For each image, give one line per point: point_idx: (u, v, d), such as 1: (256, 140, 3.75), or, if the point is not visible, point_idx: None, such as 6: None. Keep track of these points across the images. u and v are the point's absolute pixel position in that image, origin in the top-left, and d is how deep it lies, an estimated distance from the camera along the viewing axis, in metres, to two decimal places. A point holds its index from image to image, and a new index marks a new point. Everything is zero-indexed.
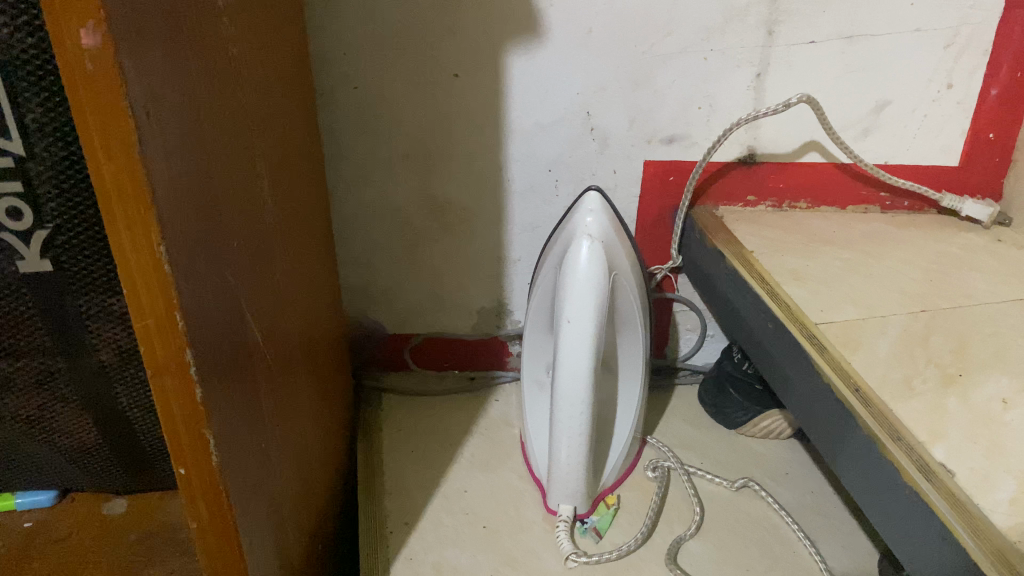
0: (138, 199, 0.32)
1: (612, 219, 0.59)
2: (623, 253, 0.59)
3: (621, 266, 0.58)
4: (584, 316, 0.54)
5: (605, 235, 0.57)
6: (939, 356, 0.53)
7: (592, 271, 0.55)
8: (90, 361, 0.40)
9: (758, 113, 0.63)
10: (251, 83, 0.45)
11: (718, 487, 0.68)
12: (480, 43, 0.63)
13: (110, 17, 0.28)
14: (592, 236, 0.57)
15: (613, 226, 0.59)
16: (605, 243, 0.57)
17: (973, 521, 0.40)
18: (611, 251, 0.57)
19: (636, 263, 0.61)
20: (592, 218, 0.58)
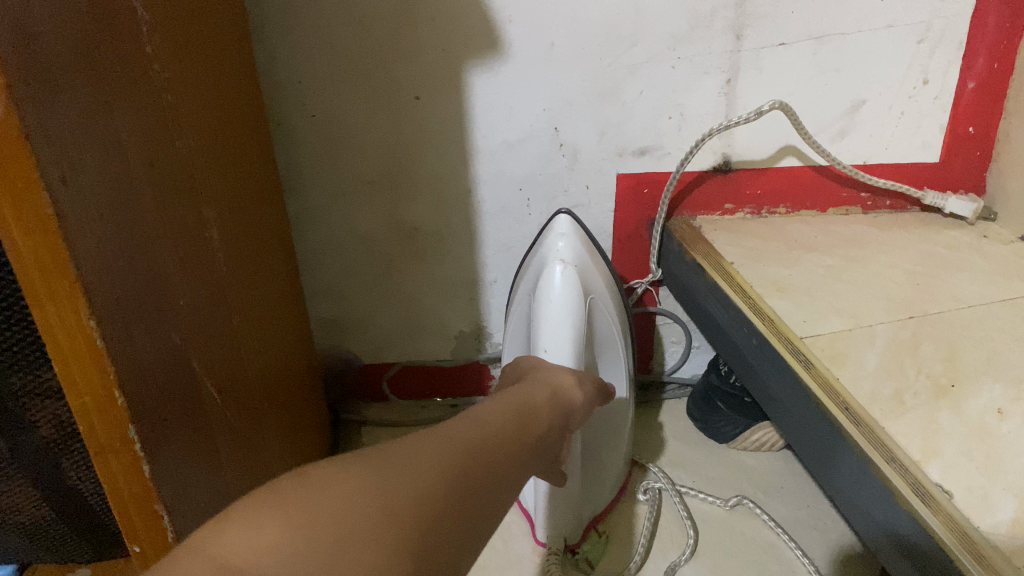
0: (60, 273, 0.29)
1: (585, 241, 0.57)
2: (598, 274, 0.56)
3: (596, 288, 0.56)
4: (562, 345, 0.52)
5: (577, 257, 0.55)
6: (930, 366, 0.51)
7: (567, 297, 0.53)
8: (31, 439, 0.37)
9: (731, 122, 0.61)
10: (192, 126, 0.42)
11: (711, 505, 0.66)
12: (440, 63, 0.61)
13: (11, 82, 0.26)
14: (565, 261, 0.54)
15: (586, 248, 0.57)
16: (578, 267, 0.55)
17: (974, 546, 0.37)
18: (585, 273, 0.55)
19: (612, 283, 0.59)
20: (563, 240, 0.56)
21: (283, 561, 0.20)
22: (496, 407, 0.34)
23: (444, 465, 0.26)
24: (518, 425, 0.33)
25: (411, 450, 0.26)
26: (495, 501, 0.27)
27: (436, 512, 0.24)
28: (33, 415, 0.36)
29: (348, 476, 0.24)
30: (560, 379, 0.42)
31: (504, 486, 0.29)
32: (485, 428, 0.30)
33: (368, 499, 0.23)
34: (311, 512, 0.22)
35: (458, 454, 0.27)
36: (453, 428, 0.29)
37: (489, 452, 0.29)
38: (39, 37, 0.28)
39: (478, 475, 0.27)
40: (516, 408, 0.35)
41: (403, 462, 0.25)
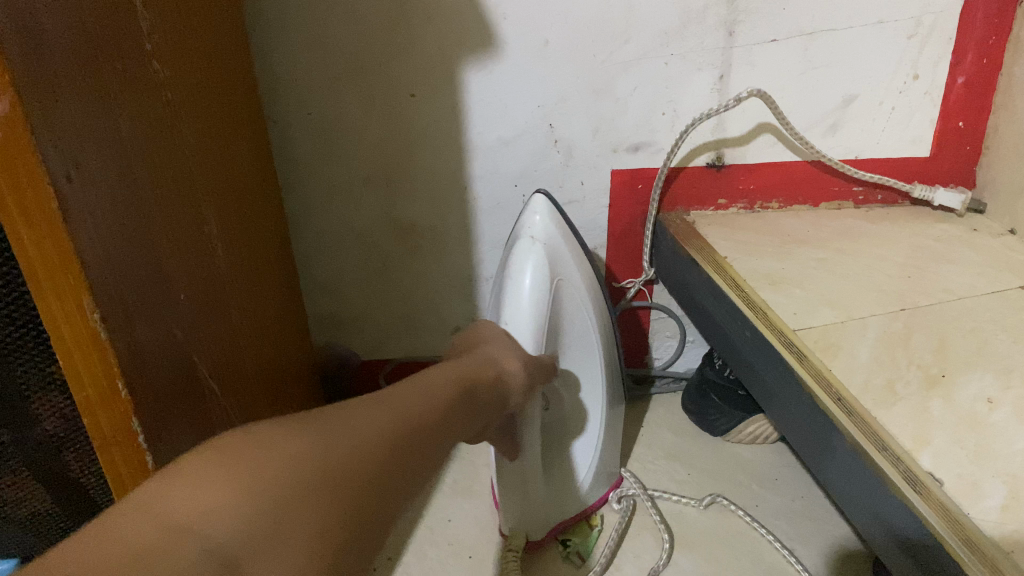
0: (65, 267, 0.30)
1: (558, 221, 0.57)
2: (571, 255, 0.56)
3: (565, 269, 0.55)
4: (523, 318, 0.52)
5: (547, 237, 0.55)
6: (921, 357, 0.51)
7: (534, 272, 0.53)
8: (35, 433, 0.37)
9: (714, 111, 0.62)
10: (190, 123, 0.43)
11: (685, 506, 0.66)
12: (435, 61, 0.62)
13: (16, 80, 0.26)
14: (535, 238, 0.54)
15: (561, 228, 0.56)
16: (548, 245, 0.54)
17: (964, 532, 0.38)
18: (554, 253, 0.55)
19: (586, 265, 0.58)
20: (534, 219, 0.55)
21: (236, 515, 0.22)
22: (437, 380, 0.36)
23: (382, 431, 0.28)
24: (462, 398, 0.36)
25: (352, 415, 0.28)
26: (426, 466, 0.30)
27: (372, 476, 0.27)
28: (36, 408, 0.36)
29: (290, 439, 0.26)
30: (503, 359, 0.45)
31: (433, 453, 0.31)
32: (422, 399, 0.33)
33: (312, 462, 0.25)
34: (258, 470, 0.24)
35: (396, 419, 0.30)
36: (393, 396, 0.31)
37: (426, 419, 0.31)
38: (43, 35, 0.28)
39: (413, 441, 0.30)
40: (454, 383, 0.37)
41: (343, 427, 0.27)
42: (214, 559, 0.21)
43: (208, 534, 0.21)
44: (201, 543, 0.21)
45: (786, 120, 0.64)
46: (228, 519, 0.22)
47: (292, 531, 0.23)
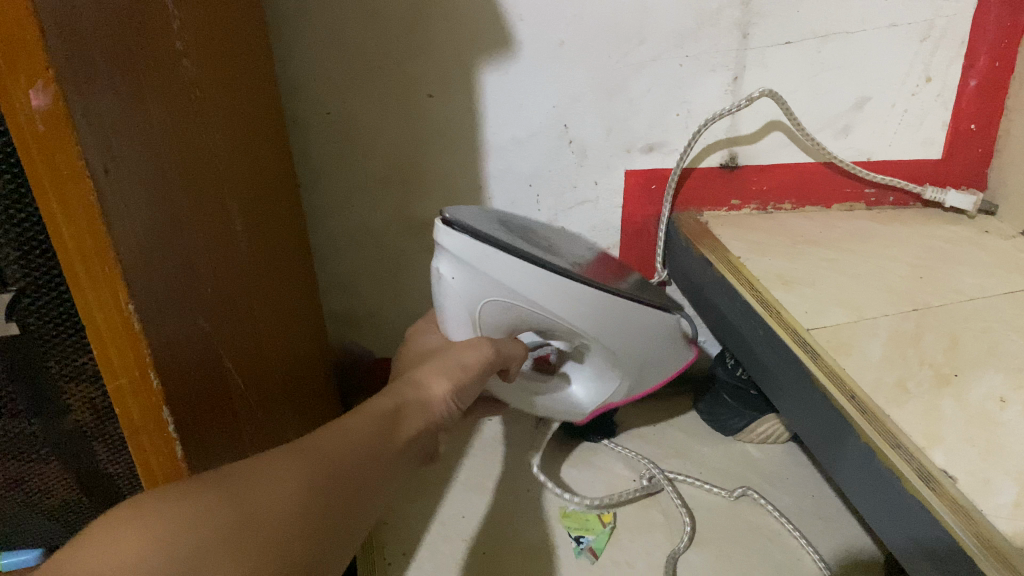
0: (101, 258, 0.30)
1: (476, 250, 0.45)
2: (510, 286, 0.46)
3: (497, 293, 0.47)
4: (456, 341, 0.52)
5: (463, 272, 0.46)
6: (932, 356, 0.52)
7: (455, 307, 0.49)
8: (66, 421, 0.38)
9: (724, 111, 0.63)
10: (216, 120, 0.44)
11: (714, 495, 0.67)
12: (452, 61, 0.62)
13: (60, 74, 0.27)
14: (448, 270, 0.47)
15: (479, 262, 0.45)
16: (463, 280, 0.47)
17: (977, 528, 0.39)
18: (469, 276, 0.46)
19: (542, 279, 0.46)
20: (442, 243, 0.45)
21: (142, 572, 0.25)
22: (349, 426, 0.36)
23: (298, 488, 0.31)
24: (387, 429, 0.38)
25: (270, 471, 0.31)
26: (342, 527, 0.32)
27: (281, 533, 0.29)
28: (68, 399, 0.37)
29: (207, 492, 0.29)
30: (430, 376, 0.44)
31: (357, 494, 0.34)
32: (347, 441, 0.35)
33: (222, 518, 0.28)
34: (163, 531, 0.26)
35: (311, 474, 0.32)
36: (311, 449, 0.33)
37: (342, 477, 0.33)
38: (85, 31, 0.29)
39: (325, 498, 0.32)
40: (374, 425, 0.37)
41: (257, 486, 0.30)
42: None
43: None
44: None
45: (796, 120, 0.64)
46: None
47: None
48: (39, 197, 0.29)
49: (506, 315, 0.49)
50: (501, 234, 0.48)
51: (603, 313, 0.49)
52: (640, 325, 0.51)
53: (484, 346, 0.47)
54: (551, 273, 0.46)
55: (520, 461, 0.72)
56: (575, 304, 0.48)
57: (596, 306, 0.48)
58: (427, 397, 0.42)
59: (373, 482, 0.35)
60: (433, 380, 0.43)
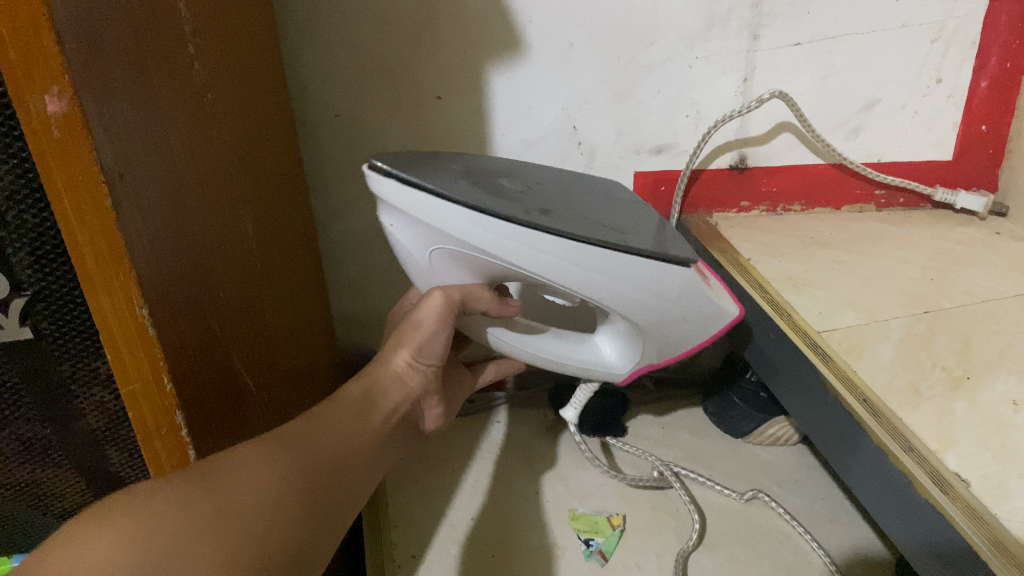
0: (116, 263, 0.30)
1: (406, 195, 0.42)
2: (445, 236, 0.43)
3: (440, 241, 0.44)
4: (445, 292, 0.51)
5: (409, 221, 0.44)
6: (944, 358, 0.52)
7: (420, 259, 0.47)
8: (79, 425, 0.38)
9: (733, 113, 0.63)
10: (227, 123, 0.44)
11: (728, 498, 0.66)
12: (461, 63, 0.62)
13: (75, 80, 0.27)
14: (395, 217, 0.45)
15: (409, 210, 0.43)
16: (408, 228, 0.44)
17: (992, 532, 0.39)
18: (414, 224, 0.44)
19: (481, 225, 0.41)
20: (380, 193, 0.43)
21: (130, 561, 0.26)
22: (328, 412, 0.39)
23: (275, 483, 0.32)
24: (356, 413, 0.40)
25: (252, 464, 0.32)
26: (320, 522, 0.33)
27: (265, 524, 0.30)
28: (80, 402, 0.37)
29: (188, 491, 0.29)
30: (390, 349, 0.45)
31: (331, 491, 0.35)
32: (316, 436, 0.36)
33: (204, 510, 0.29)
34: (146, 521, 0.27)
35: (293, 466, 0.33)
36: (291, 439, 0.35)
37: (316, 471, 0.34)
38: (98, 34, 0.29)
39: (306, 485, 0.33)
40: (341, 416, 0.39)
41: (239, 477, 0.31)
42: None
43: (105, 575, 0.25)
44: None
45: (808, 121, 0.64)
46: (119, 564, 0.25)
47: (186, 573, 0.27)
48: (54, 202, 0.29)
49: (464, 261, 0.46)
50: (453, 180, 0.44)
51: (565, 272, 0.44)
52: (635, 279, 0.44)
53: (434, 297, 0.45)
54: (497, 221, 0.41)
55: (528, 463, 0.72)
56: (527, 259, 0.43)
57: (561, 256, 0.42)
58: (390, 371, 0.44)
59: (352, 472, 0.37)
60: (391, 352, 0.45)
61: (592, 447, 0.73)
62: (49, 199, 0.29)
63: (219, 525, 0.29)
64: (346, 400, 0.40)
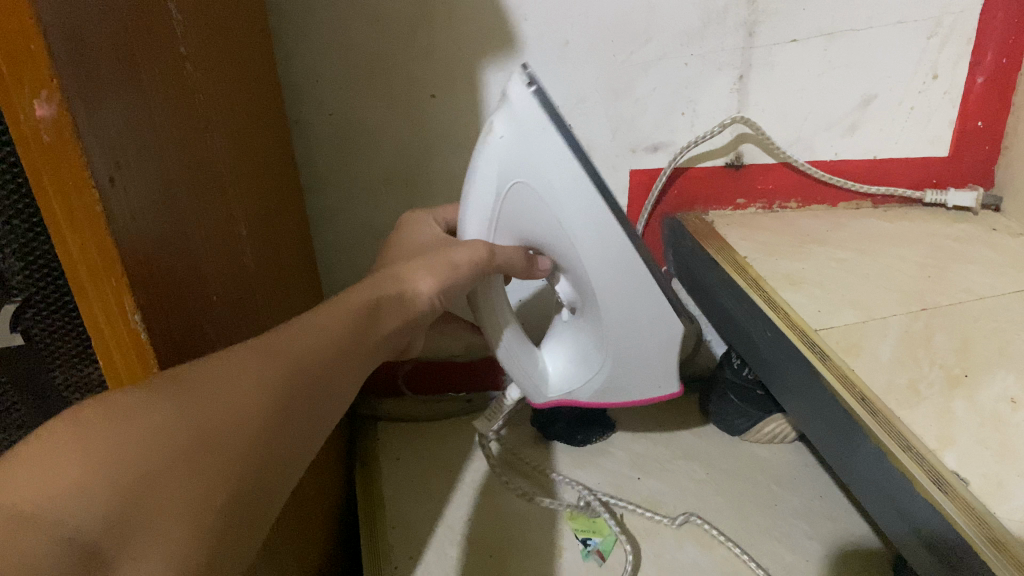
0: (108, 269, 0.30)
1: (541, 123, 0.40)
2: (540, 179, 0.41)
3: (528, 177, 0.42)
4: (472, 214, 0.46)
5: (517, 142, 0.41)
6: (943, 356, 0.51)
7: (488, 180, 0.44)
8: None
9: (698, 140, 0.65)
10: (220, 123, 0.43)
11: (658, 523, 0.64)
12: (456, 61, 0.62)
13: (65, 84, 0.27)
14: (497, 132, 0.42)
15: (534, 136, 0.40)
16: (509, 149, 0.41)
17: (991, 531, 0.38)
18: (517, 147, 0.41)
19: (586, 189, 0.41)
20: (511, 96, 0.41)
21: (96, 502, 0.23)
22: (326, 313, 0.35)
23: (256, 397, 0.29)
24: (361, 324, 0.36)
25: (232, 377, 0.29)
26: (299, 438, 0.31)
27: (247, 447, 0.28)
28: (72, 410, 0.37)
29: (156, 404, 0.26)
30: (413, 269, 0.41)
31: (318, 404, 0.32)
32: (313, 343, 0.33)
33: (182, 437, 0.26)
34: (110, 443, 0.24)
35: (280, 379, 0.30)
36: (278, 343, 0.31)
37: (303, 384, 0.31)
38: (88, 39, 0.29)
39: (291, 399, 0.30)
40: (345, 322, 0.35)
41: (217, 391, 0.28)
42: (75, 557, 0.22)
43: (67, 522, 0.22)
44: (54, 533, 0.22)
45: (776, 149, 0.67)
46: (83, 507, 0.23)
47: (156, 512, 0.24)
48: (44, 206, 0.29)
49: (525, 215, 0.44)
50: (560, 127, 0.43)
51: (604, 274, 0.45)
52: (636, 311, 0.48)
53: (478, 244, 0.43)
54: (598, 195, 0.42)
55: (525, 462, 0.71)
56: (590, 243, 0.43)
57: (612, 257, 0.44)
58: (406, 289, 0.40)
59: (347, 375, 0.34)
60: (416, 275, 0.40)
61: (590, 446, 0.73)
62: (39, 203, 0.29)
63: (197, 454, 0.26)
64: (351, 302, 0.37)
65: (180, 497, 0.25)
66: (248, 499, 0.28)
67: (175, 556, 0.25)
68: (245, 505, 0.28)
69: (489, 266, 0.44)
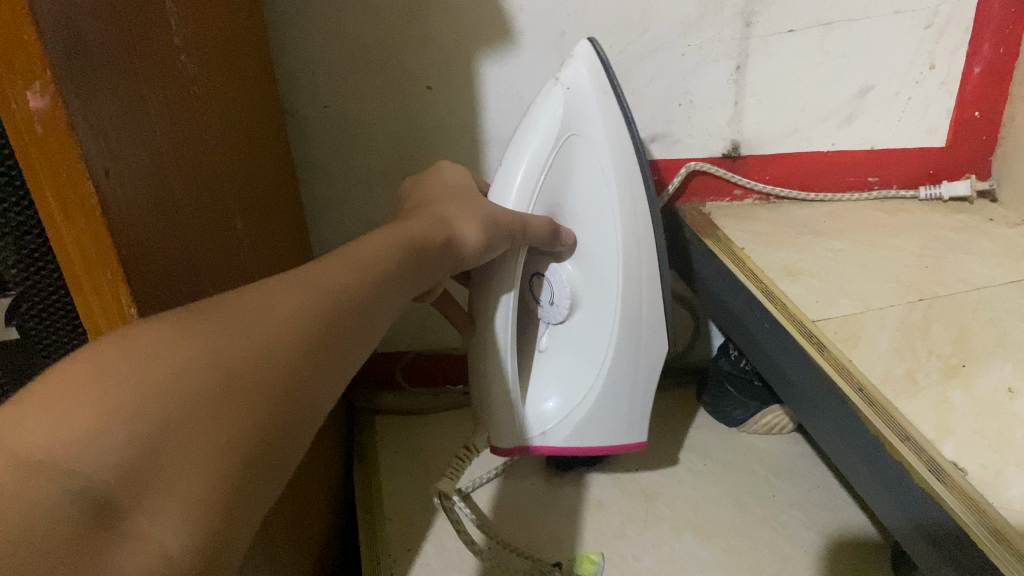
0: (104, 263, 0.30)
1: (600, 77, 0.51)
2: (595, 124, 0.51)
3: (587, 123, 0.51)
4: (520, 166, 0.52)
5: (579, 94, 0.51)
6: (940, 347, 0.51)
7: (548, 128, 0.51)
8: None
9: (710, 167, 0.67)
10: (215, 114, 0.43)
11: None
12: (452, 52, 0.61)
13: (59, 77, 0.26)
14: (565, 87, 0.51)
15: (598, 87, 0.51)
16: (574, 99, 0.51)
17: (989, 522, 0.38)
18: (581, 99, 0.51)
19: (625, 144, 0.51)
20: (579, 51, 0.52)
21: (116, 444, 0.19)
22: (344, 254, 0.32)
23: (292, 328, 0.25)
24: (396, 263, 0.34)
25: (263, 308, 0.25)
26: (336, 378, 0.27)
27: (280, 390, 0.24)
28: None
29: (181, 334, 0.23)
30: (452, 221, 0.41)
31: (354, 344, 0.29)
32: (345, 278, 0.30)
33: (210, 373, 0.22)
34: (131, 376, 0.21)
35: (316, 310, 0.27)
36: (304, 282, 0.28)
37: (339, 319, 0.28)
38: (83, 33, 0.28)
39: (322, 340, 0.27)
40: (379, 261, 0.33)
41: (250, 320, 0.24)
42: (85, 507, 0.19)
43: (81, 472, 0.19)
44: (65, 483, 0.19)
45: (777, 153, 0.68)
46: (99, 450, 0.19)
47: (185, 457, 0.20)
48: (38, 198, 0.29)
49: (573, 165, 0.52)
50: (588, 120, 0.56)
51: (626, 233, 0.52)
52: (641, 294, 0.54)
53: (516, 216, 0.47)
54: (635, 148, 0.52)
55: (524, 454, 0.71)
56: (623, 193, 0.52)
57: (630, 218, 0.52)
58: (441, 237, 0.39)
59: (372, 322, 0.31)
60: (462, 227, 0.41)
61: None
62: (33, 195, 0.29)
63: (227, 394, 0.22)
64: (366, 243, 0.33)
65: (209, 441, 0.21)
66: (280, 448, 0.24)
67: (200, 513, 0.21)
68: (276, 457, 0.24)
69: (521, 238, 0.48)
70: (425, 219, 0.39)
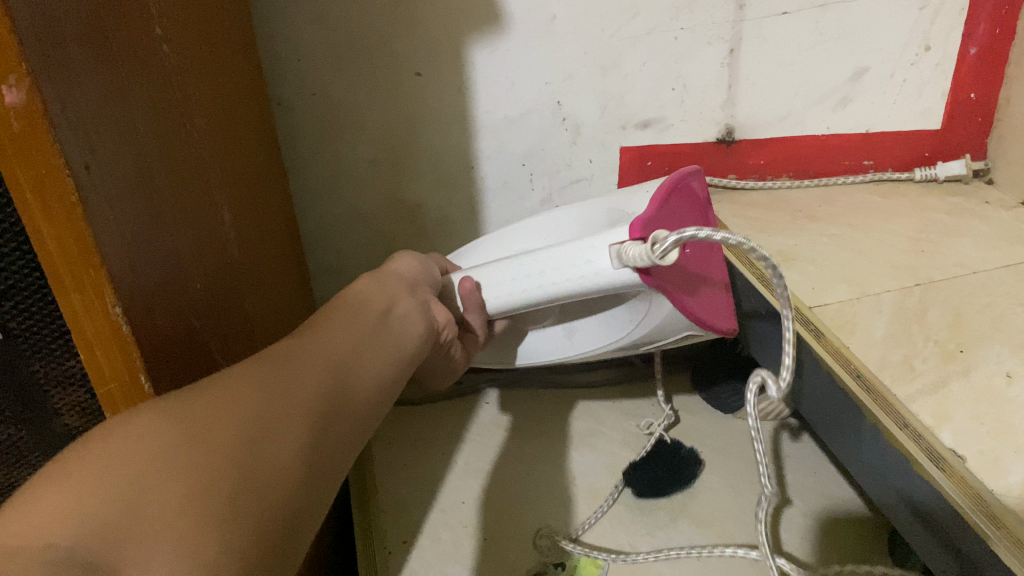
0: (86, 263, 0.29)
1: None
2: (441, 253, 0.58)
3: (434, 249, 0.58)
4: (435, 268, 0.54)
5: None
6: (937, 332, 0.51)
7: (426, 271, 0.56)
8: (57, 426, 0.37)
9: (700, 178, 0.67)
10: (199, 107, 0.42)
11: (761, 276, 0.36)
12: (442, 37, 0.60)
13: (34, 69, 0.26)
14: None
15: None
16: None
17: (988, 509, 0.38)
18: None
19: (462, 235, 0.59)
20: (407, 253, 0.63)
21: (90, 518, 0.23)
22: (301, 337, 0.36)
23: (245, 400, 0.29)
24: (345, 322, 0.39)
25: (213, 395, 0.29)
26: (310, 429, 0.31)
27: (247, 453, 0.27)
28: (56, 403, 0.36)
29: (138, 430, 0.26)
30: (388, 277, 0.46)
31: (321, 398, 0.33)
32: (295, 351, 0.34)
33: (166, 455, 0.26)
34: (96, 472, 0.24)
35: (266, 381, 0.31)
36: (252, 365, 0.32)
37: (298, 384, 0.32)
38: (55, 20, 0.27)
39: (280, 401, 0.30)
40: (329, 329, 0.37)
41: (202, 406, 0.28)
42: (75, 564, 0.21)
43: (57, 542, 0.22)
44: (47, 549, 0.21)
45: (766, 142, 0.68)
46: (73, 525, 0.22)
47: (155, 515, 0.24)
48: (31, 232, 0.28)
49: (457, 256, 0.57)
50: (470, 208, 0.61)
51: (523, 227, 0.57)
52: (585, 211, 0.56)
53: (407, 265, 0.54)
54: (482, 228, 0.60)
55: (517, 442, 0.71)
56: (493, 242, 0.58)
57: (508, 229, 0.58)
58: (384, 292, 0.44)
59: (339, 377, 0.35)
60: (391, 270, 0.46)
61: (581, 425, 0.72)
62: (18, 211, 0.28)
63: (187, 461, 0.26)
64: (330, 326, 0.38)
65: (176, 505, 0.24)
66: (265, 515, 0.27)
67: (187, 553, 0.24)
68: (259, 510, 0.26)
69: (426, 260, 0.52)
70: (370, 283, 0.44)
